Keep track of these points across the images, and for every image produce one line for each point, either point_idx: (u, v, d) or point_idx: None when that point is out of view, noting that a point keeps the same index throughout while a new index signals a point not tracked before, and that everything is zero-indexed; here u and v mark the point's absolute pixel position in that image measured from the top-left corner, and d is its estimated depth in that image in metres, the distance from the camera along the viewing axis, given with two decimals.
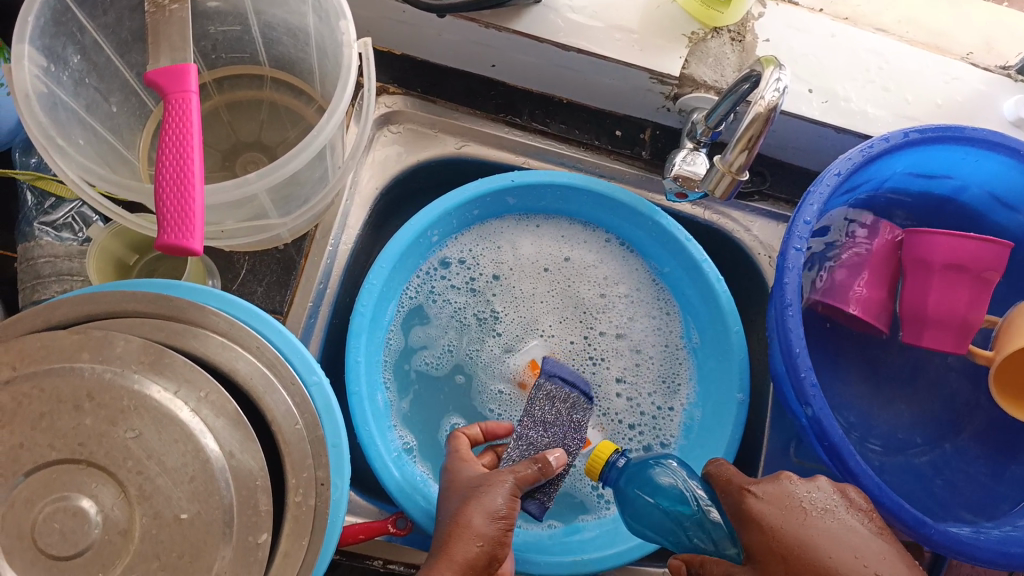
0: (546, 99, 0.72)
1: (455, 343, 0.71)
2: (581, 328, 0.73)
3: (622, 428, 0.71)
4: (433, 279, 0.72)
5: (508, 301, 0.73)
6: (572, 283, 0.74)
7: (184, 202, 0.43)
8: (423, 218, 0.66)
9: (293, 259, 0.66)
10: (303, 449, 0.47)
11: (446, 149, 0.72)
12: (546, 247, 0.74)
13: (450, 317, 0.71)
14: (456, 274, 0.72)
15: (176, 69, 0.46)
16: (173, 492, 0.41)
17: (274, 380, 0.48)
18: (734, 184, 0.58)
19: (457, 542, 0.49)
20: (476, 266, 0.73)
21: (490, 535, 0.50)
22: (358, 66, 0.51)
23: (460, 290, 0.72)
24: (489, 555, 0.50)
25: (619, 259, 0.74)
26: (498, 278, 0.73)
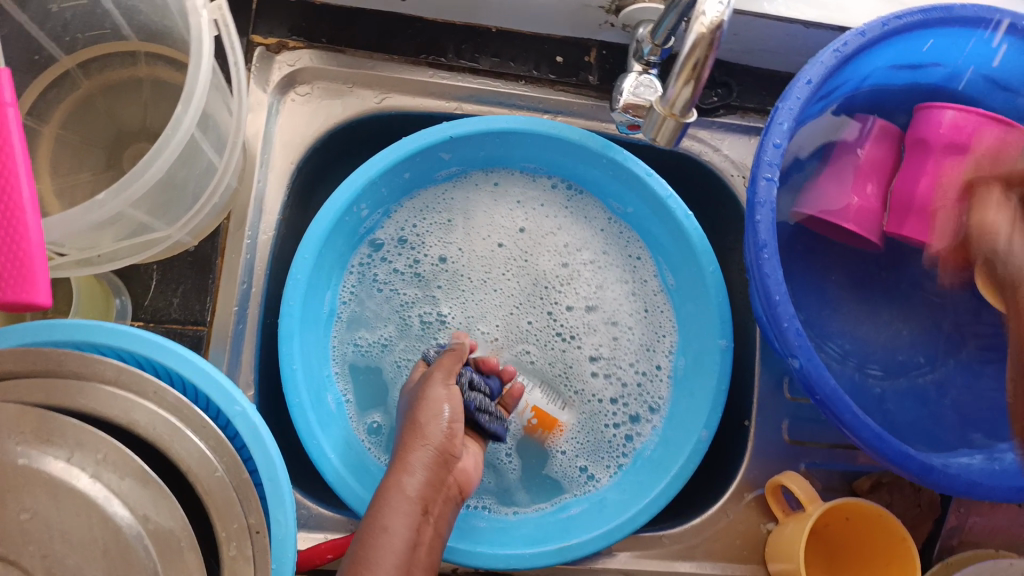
0: (472, 30, 0.62)
1: (395, 336, 0.64)
2: (540, 302, 0.66)
3: (602, 406, 0.64)
4: (371, 265, 0.64)
5: (453, 287, 0.65)
6: (523, 252, 0.66)
7: (14, 251, 0.35)
8: (346, 191, 0.58)
9: (209, 258, 0.57)
10: (228, 496, 0.41)
11: (365, 105, 0.62)
12: (489, 215, 0.67)
13: (395, 307, 0.64)
14: (395, 255, 0.65)
15: None
16: (87, 571, 0.35)
17: (182, 424, 0.42)
18: (681, 128, 0.50)
19: (412, 450, 0.48)
20: (420, 249, 0.65)
21: (440, 436, 0.49)
22: (210, 36, 0.42)
23: (405, 276, 0.65)
24: (438, 452, 0.49)
25: (574, 217, 0.67)
26: (445, 262, 0.66)
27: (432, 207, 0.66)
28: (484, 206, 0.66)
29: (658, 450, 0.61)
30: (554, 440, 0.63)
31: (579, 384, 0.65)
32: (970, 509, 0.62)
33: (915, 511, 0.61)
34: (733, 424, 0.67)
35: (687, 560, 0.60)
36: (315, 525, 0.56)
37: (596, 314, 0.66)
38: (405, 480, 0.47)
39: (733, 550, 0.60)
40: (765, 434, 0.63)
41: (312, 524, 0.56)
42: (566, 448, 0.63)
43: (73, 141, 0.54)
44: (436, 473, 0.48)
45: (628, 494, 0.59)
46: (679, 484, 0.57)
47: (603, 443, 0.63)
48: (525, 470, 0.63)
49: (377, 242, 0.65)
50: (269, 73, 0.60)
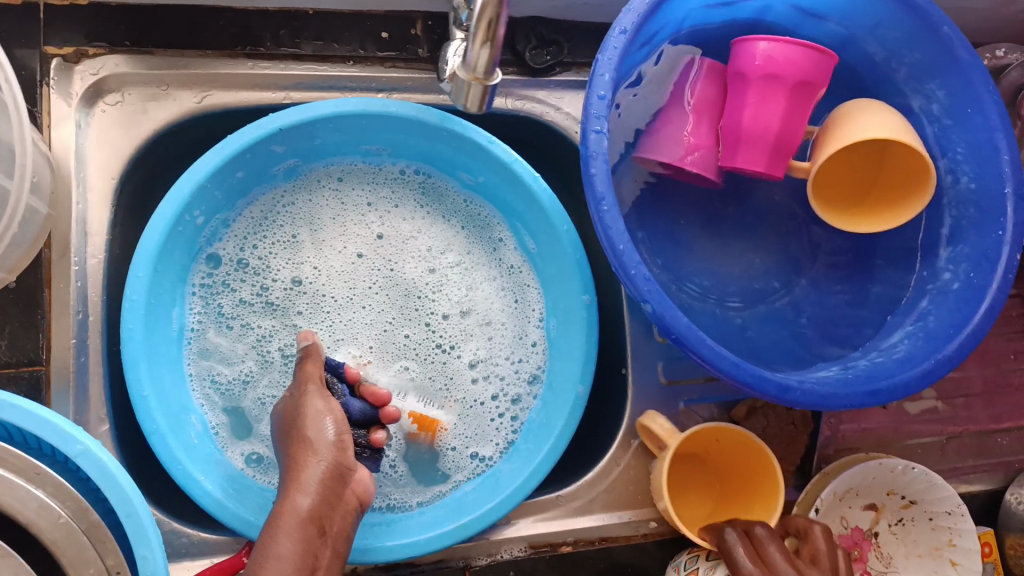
0: (288, 15, 0.60)
1: (256, 372, 0.61)
2: (408, 311, 0.65)
3: (487, 408, 0.64)
4: (217, 296, 0.61)
5: (314, 312, 0.63)
6: (387, 259, 0.65)
7: None
8: (175, 202, 0.54)
9: (35, 292, 0.53)
10: (78, 542, 0.39)
11: (185, 107, 0.59)
12: (340, 226, 0.65)
13: (251, 342, 0.61)
14: (242, 285, 0.62)
15: None
16: None
17: (15, 476, 0.39)
18: (486, 91, 0.51)
19: (304, 467, 0.46)
20: (269, 273, 0.63)
21: (330, 450, 0.47)
22: None
23: (257, 307, 0.62)
24: (334, 467, 0.47)
25: (430, 219, 0.66)
26: (300, 284, 0.63)
27: (277, 228, 0.63)
28: (335, 222, 0.65)
29: (540, 415, 0.62)
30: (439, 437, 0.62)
31: (460, 389, 0.64)
32: (841, 419, 0.66)
33: (790, 429, 0.64)
34: (613, 372, 0.68)
35: (585, 516, 0.61)
36: (200, 551, 0.54)
37: (470, 318, 0.65)
38: (299, 499, 0.44)
39: (628, 496, 0.62)
40: (641, 379, 0.64)
41: (196, 551, 0.54)
42: (455, 443, 0.63)
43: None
44: (331, 487, 0.46)
45: (518, 461, 0.60)
46: (562, 444, 0.57)
47: (490, 432, 0.63)
48: (414, 472, 0.62)
49: (220, 272, 0.62)
50: (70, 85, 0.56)
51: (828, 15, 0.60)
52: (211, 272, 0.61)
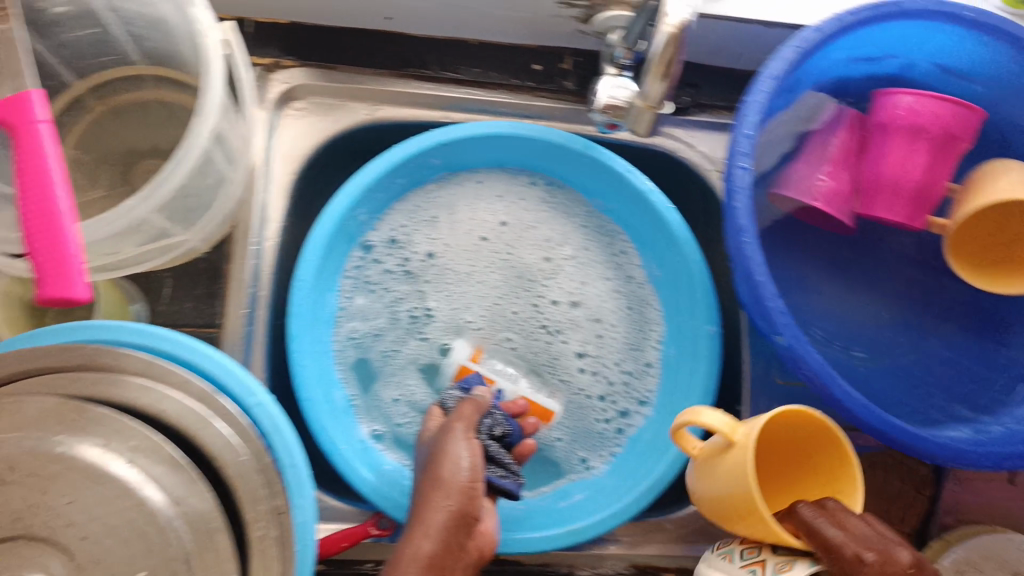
0: (452, 44, 0.66)
1: (385, 330, 0.68)
2: (523, 293, 0.71)
3: (590, 401, 0.69)
4: (364, 267, 0.68)
5: (441, 286, 0.69)
6: (507, 246, 0.71)
7: (51, 254, 0.39)
8: (345, 199, 0.61)
9: (219, 267, 0.61)
10: (254, 480, 0.45)
11: (357, 118, 0.66)
12: (474, 211, 0.71)
13: (387, 303, 0.68)
14: (386, 256, 0.68)
15: (15, 97, 0.41)
16: (124, 555, 0.41)
17: (212, 416, 0.45)
18: (655, 116, 0.57)
19: (430, 509, 0.48)
20: (409, 247, 0.69)
21: (457, 494, 0.49)
22: (220, 57, 0.47)
23: (396, 275, 0.69)
24: (459, 513, 0.48)
25: (558, 216, 0.71)
26: (433, 258, 0.70)
27: (421, 209, 0.69)
28: (473, 208, 0.70)
29: (649, 432, 0.65)
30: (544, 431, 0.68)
31: (562, 372, 0.70)
32: (964, 487, 0.64)
33: (903, 487, 0.66)
34: (728, 412, 0.70)
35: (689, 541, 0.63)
36: (330, 517, 0.59)
37: (579, 309, 0.71)
38: (424, 544, 0.47)
39: None
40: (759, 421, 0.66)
41: (326, 516, 0.59)
42: (560, 436, 0.69)
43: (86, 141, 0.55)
44: (455, 536, 0.48)
45: (627, 480, 0.63)
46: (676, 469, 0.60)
47: (593, 435, 0.68)
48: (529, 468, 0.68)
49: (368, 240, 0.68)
50: (266, 90, 0.64)
51: (977, 78, 0.62)
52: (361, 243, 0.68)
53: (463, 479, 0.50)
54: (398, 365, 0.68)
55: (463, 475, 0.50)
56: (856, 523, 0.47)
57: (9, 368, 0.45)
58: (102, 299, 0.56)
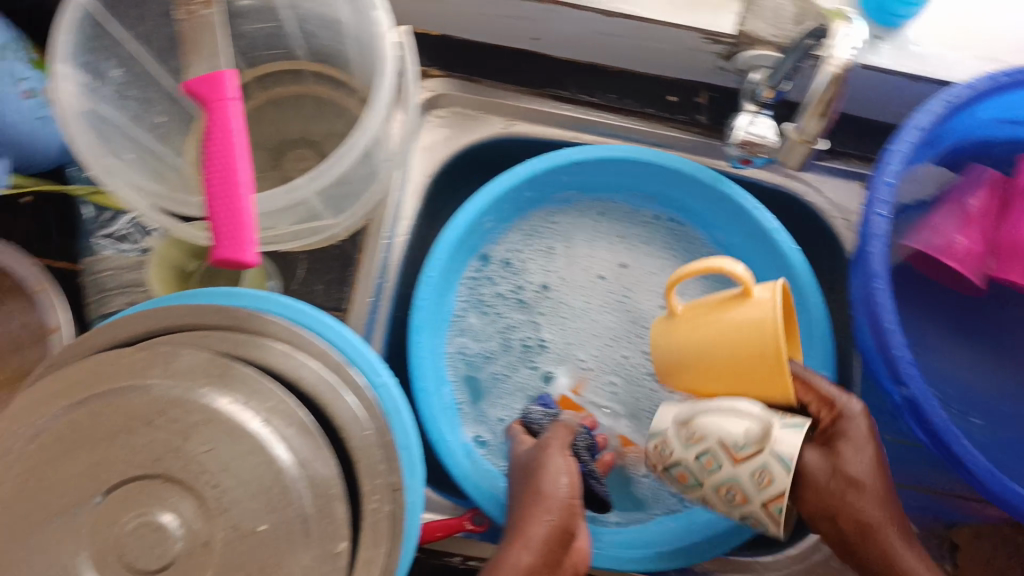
0: (591, 70, 0.67)
1: (497, 354, 0.68)
2: (636, 338, 0.69)
3: None
4: (479, 286, 0.70)
5: (554, 319, 0.69)
6: (623, 289, 0.70)
7: (231, 219, 0.42)
8: (475, 207, 0.64)
9: (349, 255, 0.65)
10: (374, 456, 0.47)
11: (493, 130, 0.69)
12: (594, 249, 0.72)
13: (500, 328, 0.69)
14: (502, 280, 0.70)
15: (213, 76, 0.44)
16: (249, 505, 0.43)
17: (339, 384, 0.48)
18: (808, 153, 0.58)
19: (529, 521, 0.48)
20: (525, 276, 0.70)
21: (559, 509, 0.49)
22: (394, 54, 0.49)
23: (510, 301, 0.69)
24: (560, 529, 0.48)
25: (678, 263, 0.71)
26: (548, 289, 0.70)
27: (539, 237, 0.71)
28: (594, 245, 0.71)
29: None
30: (636, 467, 0.66)
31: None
32: None
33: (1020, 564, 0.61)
34: None
35: None
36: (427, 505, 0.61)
37: None
38: (522, 556, 0.46)
39: None
40: None
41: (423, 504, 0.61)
42: (649, 472, 0.65)
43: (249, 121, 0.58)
44: (553, 551, 0.47)
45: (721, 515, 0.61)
46: None
47: None
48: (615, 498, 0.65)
49: (486, 262, 0.70)
50: None
51: None
52: (479, 264, 0.70)
53: (562, 495, 0.50)
54: (509, 392, 0.67)
55: (562, 491, 0.50)
56: (820, 382, 0.50)
57: (164, 322, 0.49)
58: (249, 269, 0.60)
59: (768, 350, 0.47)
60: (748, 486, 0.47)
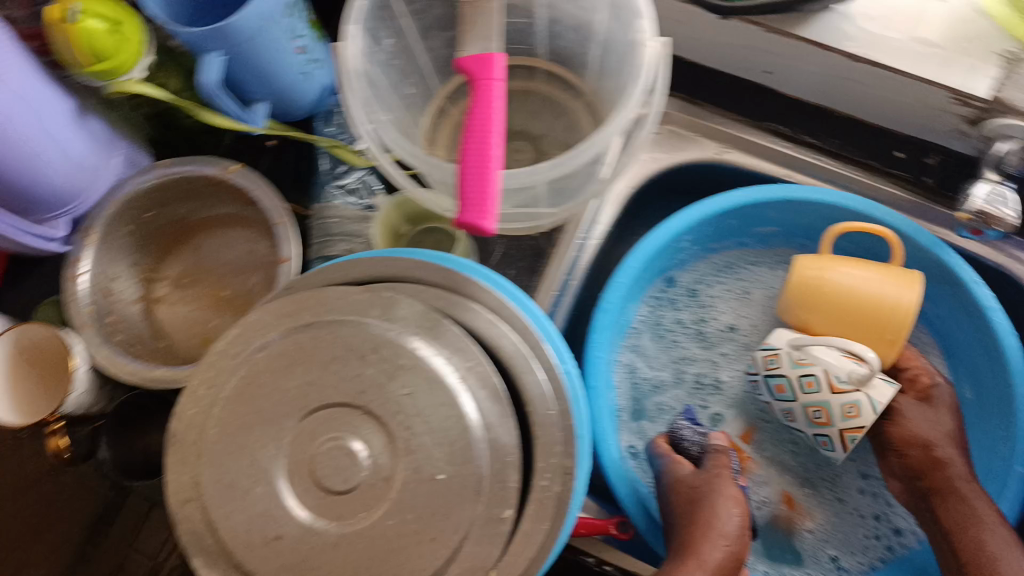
0: (821, 112, 0.67)
1: (669, 382, 0.68)
2: None
3: (860, 521, 0.64)
4: (661, 311, 0.70)
5: (735, 361, 0.69)
6: None
7: (481, 189, 0.44)
8: (678, 223, 0.65)
9: (541, 249, 0.67)
10: (553, 435, 0.48)
11: (706, 154, 0.70)
12: None
13: (675, 358, 0.69)
14: (686, 310, 0.70)
15: (484, 56, 0.46)
16: (434, 452, 0.47)
17: (534, 361, 0.50)
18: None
19: (705, 544, 0.53)
20: (710, 312, 0.70)
21: (733, 539, 0.53)
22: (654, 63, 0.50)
23: (690, 334, 0.70)
24: (733, 556, 0.53)
25: None
26: (733, 331, 0.69)
27: (732, 277, 0.71)
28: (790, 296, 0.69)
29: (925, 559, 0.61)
30: (798, 525, 0.64)
31: (841, 489, 0.65)
32: None
33: None
34: None
35: None
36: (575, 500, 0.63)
37: None
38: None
39: None
40: None
41: None
42: (812, 530, 0.64)
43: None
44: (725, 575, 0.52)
45: None
46: None
47: (858, 545, 0.63)
48: (767, 546, 0.64)
49: (674, 290, 0.71)
50: None
51: None
52: (666, 291, 0.71)
53: (736, 525, 0.54)
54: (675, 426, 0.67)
55: (733, 526, 0.54)
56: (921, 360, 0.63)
57: (385, 269, 0.53)
58: (460, 240, 0.64)
59: (886, 338, 0.60)
60: (836, 413, 0.58)
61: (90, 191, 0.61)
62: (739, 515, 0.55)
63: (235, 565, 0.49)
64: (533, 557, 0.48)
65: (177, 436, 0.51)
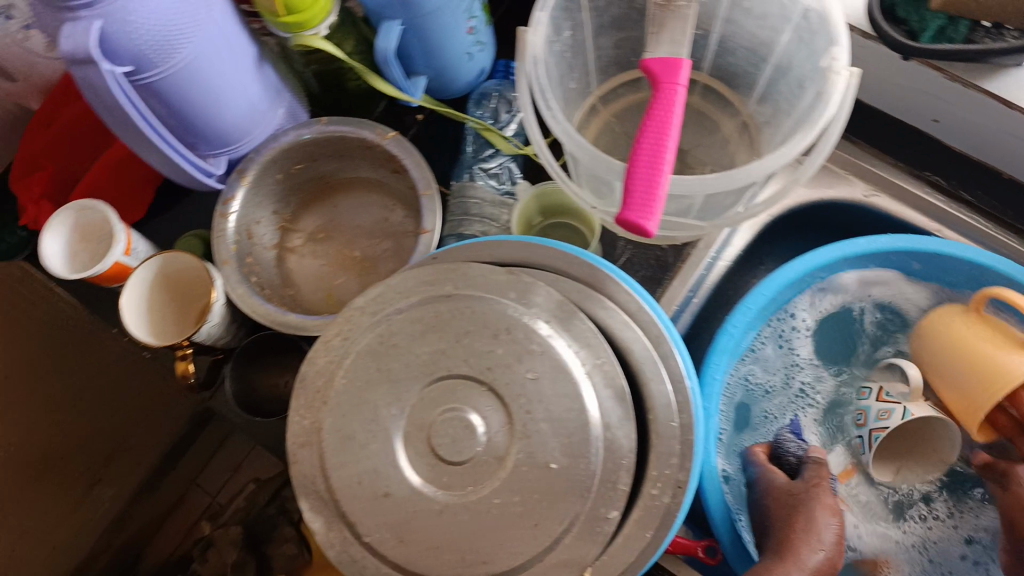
0: (983, 168, 0.66)
1: (777, 390, 0.68)
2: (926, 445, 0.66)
3: None
4: (789, 321, 0.69)
5: (844, 382, 0.69)
6: None
7: (649, 190, 0.44)
8: (818, 258, 0.65)
9: (667, 261, 0.67)
10: (671, 446, 0.47)
11: (854, 195, 0.69)
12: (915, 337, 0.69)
13: (788, 367, 0.68)
14: (810, 323, 0.69)
15: (671, 59, 0.47)
16: (550, 441, 0.45)
17: (662, 370, 0.49)
18: None
19: (804, 547, 0.51)
20: (832, 330, 0.70)
21: (832, 547, 0.52)
22: (843, 94, 0.49)
23: (809, 347, 0.69)
24: (829, 563, 0.51)
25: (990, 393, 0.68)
26: (850, 354, 0.69)
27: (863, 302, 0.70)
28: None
29: None
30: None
31: (936, 552, 0.64)
32: None
33: None
34: None
35: None
36: None
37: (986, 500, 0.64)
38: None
39: None
40: None
41: None
42: None
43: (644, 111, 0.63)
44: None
45: None
46: None
47: None
48: None
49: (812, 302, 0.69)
50: None
51: None
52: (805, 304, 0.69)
53: (834, 535, 0.52)
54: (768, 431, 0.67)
55: (833, 536, 0.52)
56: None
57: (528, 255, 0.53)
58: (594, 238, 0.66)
59: (975, 415, 0.58)
60: (871, 415, 0.63)
61: (252, 137, 0.63)
62: (838, 525, 0.53)
63: (341, 516, 0.48)
64: (629, 564, 0.46)
65: (304, 382, 0.50)
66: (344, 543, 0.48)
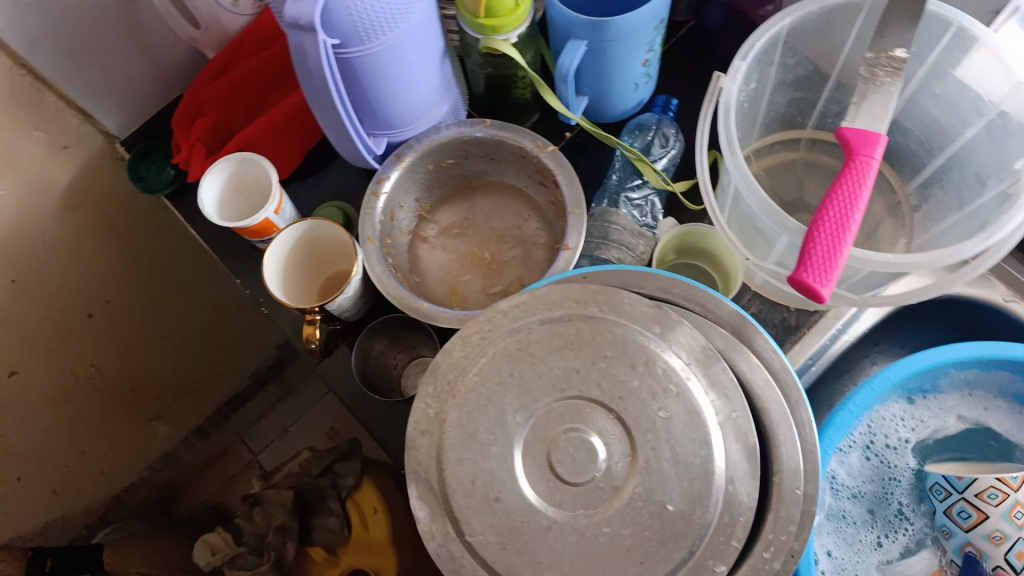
0: None
1: (870, 494, 0.67)
2: None
3: None
4: (890, 424, 0.68)
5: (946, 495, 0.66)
6: None
7: (829, 256, 0.44)
8: (952, 353, 0.62)
9: (797, 325, 0.65)
10: (792, 512, 0.43)
11: (994, 296, 0.69)
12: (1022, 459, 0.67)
13: (884, 472, 0.68)
14: (913, 430, 0.68)
15: (868, 134, 0.48)
16: (673, 483, 0.40)
17: (796, 435, 0.45)
18: None
19: None
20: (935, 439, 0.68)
21: None
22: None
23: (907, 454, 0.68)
24: None
25: None
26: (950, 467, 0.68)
27: (974, 422, 0.68)
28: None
29: None
30: None
31: None
32: None
33: None
34: None
35: None
36: None
37: None
38: None
39: None
40: None
41: None
42: None
43: (797, 171, 0.63)
44: None
45: None
46: None
47: None
48: None
49: (913, 410, 0.68)
50: None
51: None
52: (905, 410, 0.68)
53: None
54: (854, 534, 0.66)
55: None
56: None
57: (679, 293, 0.50)
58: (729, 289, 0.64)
59: None
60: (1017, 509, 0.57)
61: (417, 125, 0.66)
62: None
63: (450, 510, 0.42)
64: None
65: (435, 371, 0.45)
66: (445, 536, 0.42)
